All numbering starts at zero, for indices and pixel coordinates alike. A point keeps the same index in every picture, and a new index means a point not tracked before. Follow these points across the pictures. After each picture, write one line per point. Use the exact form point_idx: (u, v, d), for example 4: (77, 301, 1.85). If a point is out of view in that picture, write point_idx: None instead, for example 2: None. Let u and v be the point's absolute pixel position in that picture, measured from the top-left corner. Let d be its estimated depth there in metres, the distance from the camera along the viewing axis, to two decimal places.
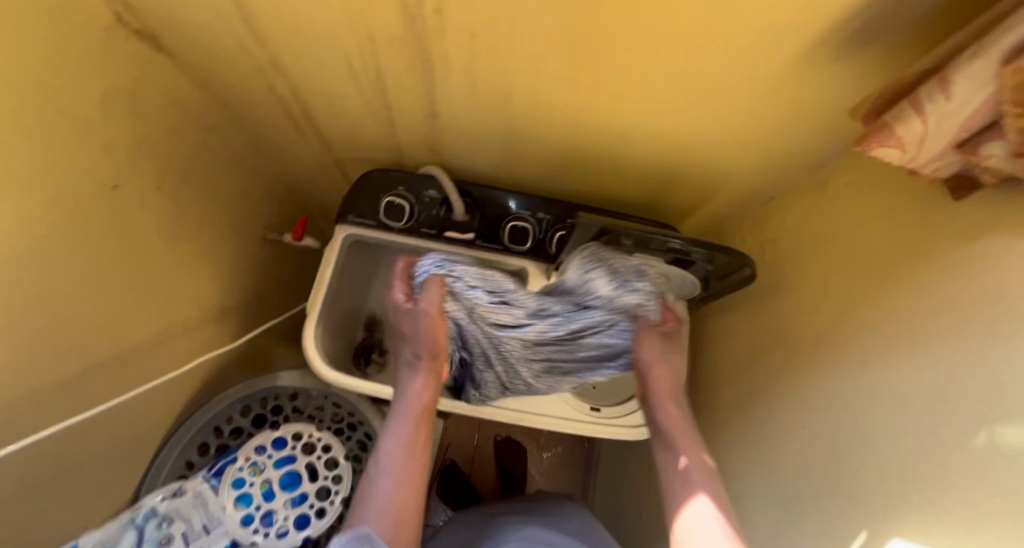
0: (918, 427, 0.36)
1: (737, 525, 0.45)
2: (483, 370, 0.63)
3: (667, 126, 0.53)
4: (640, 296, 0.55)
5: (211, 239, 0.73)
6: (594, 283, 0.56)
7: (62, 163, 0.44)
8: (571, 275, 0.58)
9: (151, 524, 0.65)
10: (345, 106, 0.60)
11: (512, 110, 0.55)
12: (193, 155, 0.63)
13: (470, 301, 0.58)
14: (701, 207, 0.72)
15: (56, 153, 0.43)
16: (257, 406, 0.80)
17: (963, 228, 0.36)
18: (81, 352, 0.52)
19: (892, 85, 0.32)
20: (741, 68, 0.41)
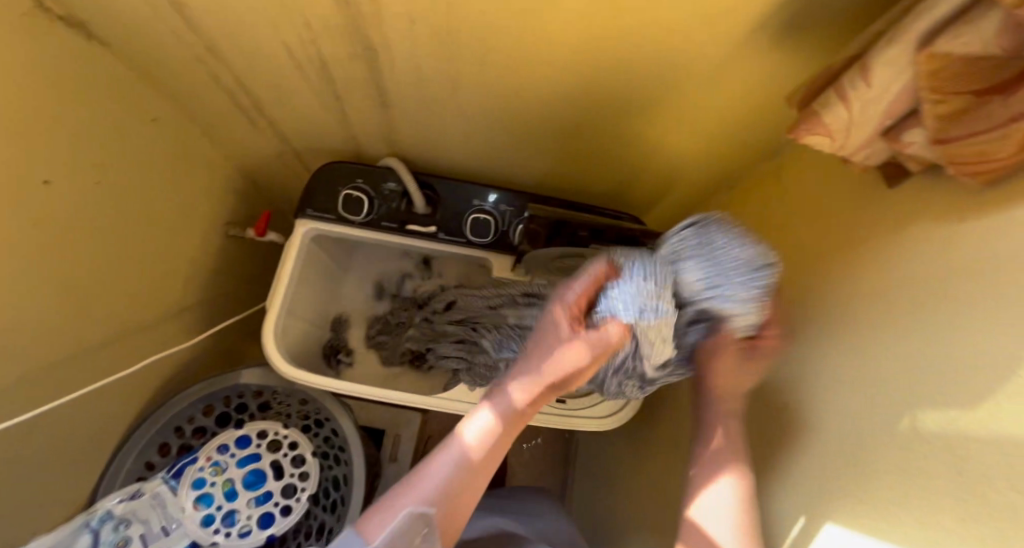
0: (851, 414, 0.37)
1: (757, 521, 0.43)
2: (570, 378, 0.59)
3: (620, 115, 0.52)
4: (753, 312, 0.43)
5: (166, 235, 0.71)
6: (682, 273, 0.45)
7: None
8: (659, 257, 0.47)
9: (107, 526, 0.63)
10: (295, 96, 0.58)
11: (464, 99, 0.54)
12: (139, 148, 0.61)
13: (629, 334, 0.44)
14: (664, 197, 0.72)
15: None
16: (220, 404, 0.79)
17: (896, 215, 0.36)
18: (21, 355, 0.50)
19: (821, 72, 0.32)
20: (683, 54, 0.40)
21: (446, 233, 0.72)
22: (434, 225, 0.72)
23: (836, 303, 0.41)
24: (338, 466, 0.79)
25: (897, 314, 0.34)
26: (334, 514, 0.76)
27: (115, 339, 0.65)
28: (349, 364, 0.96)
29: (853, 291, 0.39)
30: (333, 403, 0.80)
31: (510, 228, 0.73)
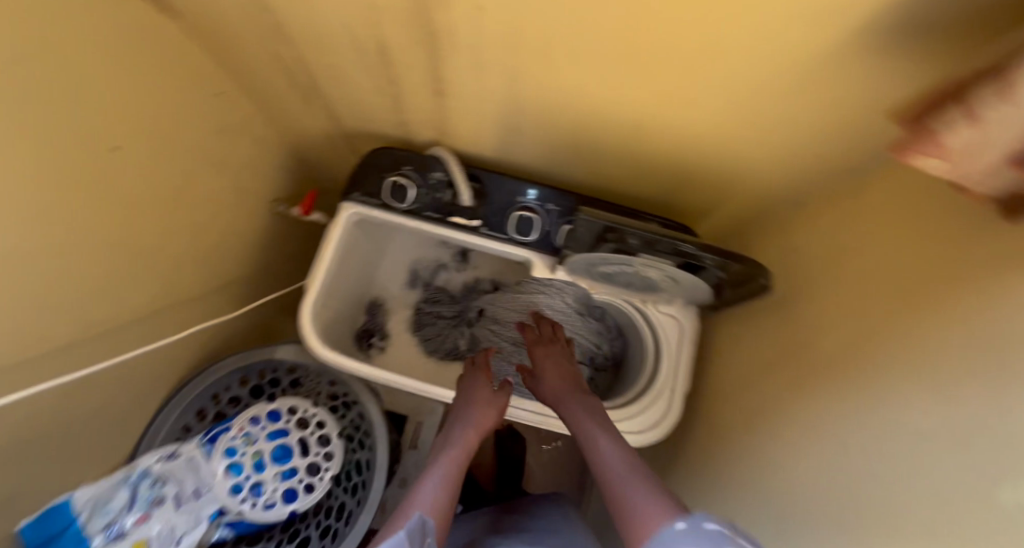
0: (933, 475, 0.33)
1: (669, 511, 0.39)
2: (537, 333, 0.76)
3: (686, 119, 0.49)
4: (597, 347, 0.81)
5: (219, 208, 0.73)
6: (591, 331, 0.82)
7: (62, 124, 0.43)
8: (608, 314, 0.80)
9: (145, 483, 0.66)
10: (353, 80, 0.58)
11: (522, 91, 0.52)
12: (201, 123, 0.63)
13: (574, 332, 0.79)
14: (719, 208, 0.68)
15: (55, 113, 0.42)
16: (254, 377, 0.82)
17: (1005, 254, 0.32)
18: (78, 314, 0.52)
19: (942, 86, 0.27)
20: (772, 55, 0.37)
21: (489, 228, 0.72)
22: (477, 219, 0.72)
23: (921, 345, 0.37)
24: (362, 450, 0.81)
25: (1000, 366, 0.30)
26: (354, 497, 0.78)
27: (164, 305, 0.67)
28: (381, 348, 0.99)
29: (940, 333, 0.35)
30: (362, 388, 0.82)
31: (555, 228, 0.70)
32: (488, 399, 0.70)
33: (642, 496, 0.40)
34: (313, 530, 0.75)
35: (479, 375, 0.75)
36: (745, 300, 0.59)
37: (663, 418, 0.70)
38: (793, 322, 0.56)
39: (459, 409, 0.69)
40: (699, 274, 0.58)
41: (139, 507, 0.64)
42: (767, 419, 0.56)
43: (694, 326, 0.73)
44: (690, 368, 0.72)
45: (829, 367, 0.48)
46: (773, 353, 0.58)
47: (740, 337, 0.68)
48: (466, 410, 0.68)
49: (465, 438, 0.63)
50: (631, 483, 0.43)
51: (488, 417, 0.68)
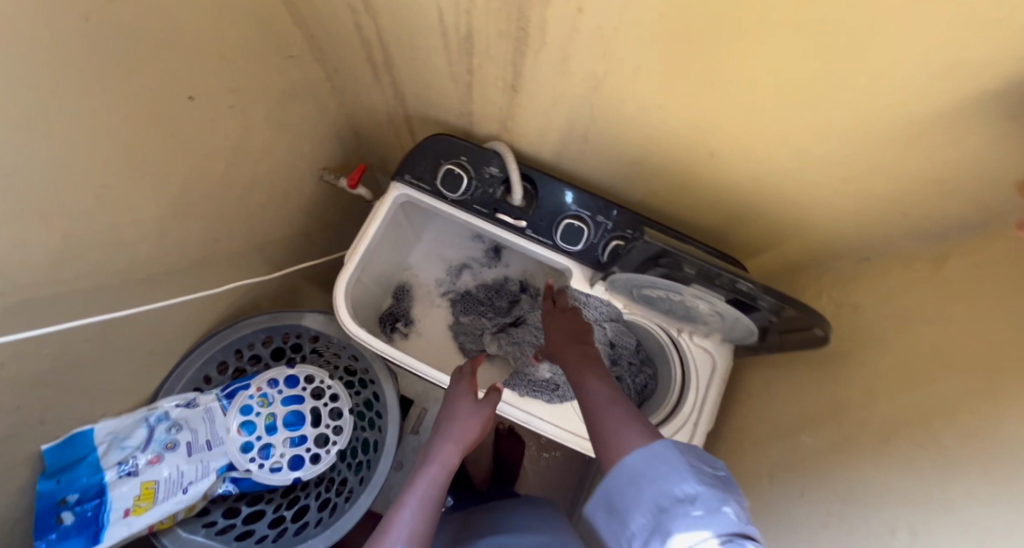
0: None
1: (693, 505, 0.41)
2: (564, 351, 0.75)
3: (768, 152, 0.47)
4: (695, 346, 0.71)
5: (272, 169, 0.73)
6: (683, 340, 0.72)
7: (144, 66, 0.44)
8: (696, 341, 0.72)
9: (162, 426, 0.66)
10: (427, 62, 0.57)
11: (601, 99, 0.50)
12: (271, 83, 0.63)
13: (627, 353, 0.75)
14: (774, 249, 0.66)
15: (140, 54, 0.43)
16: (278, 338, 0.82)
17: None
18: (125, 253, 0.53)
19: None
20: (892, 98, 0.34)
21: (534, 232, 0.71)
22: (524, 220, 0.71)
23: (991, 434, 0.34)
24: (372, 430, 0.80)
25: None
26: (357, 475, 0.78)
27: (207, 256, 0.68)
28: (403, 333, 0.98)
29: (1020, 424, 0.32)
30: (381, 369, 0.80)
31: (602, 242, 0.69)
32: (470, 412, 0.67)
33: (635, 441, 0.44)
34: (311, 500, 0.76)
35: (463, 384, 0.70)
36: (791, 348, 0.57)
37: None
38: (840, 380, 0.53)
39: (442, 420, 0.67)
40: (749, 314, 0.56)
41: (153, 448, 0.65)
42: (795, 476, 0.53)
43: (727, 362, 0.71)
44: (717, 404, 0.69)
45: (879, 436, 0.45)
46: (812, 409, 0.55)
47: (776, 385, 0.65)
48: (447, 423, 0.65)
49: (445, 451, 0.62)
50: (613, 434, 0.46)
51: (469, 430, 0.65)
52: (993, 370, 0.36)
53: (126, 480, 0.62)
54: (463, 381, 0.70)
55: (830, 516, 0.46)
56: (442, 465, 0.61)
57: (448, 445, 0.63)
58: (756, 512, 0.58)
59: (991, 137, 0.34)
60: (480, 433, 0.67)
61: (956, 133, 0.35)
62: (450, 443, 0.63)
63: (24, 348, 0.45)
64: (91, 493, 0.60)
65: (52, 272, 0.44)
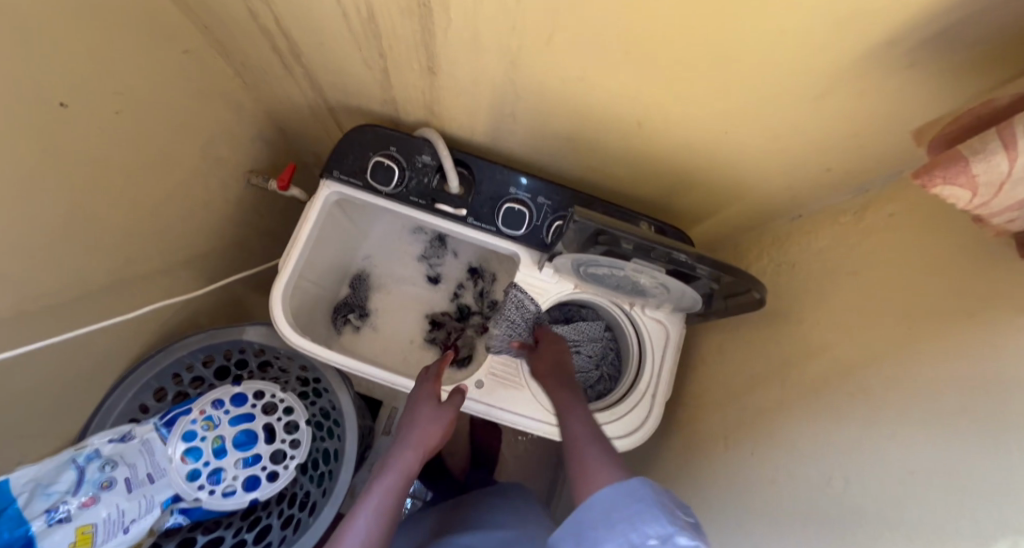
0: (928, 526, 0.31)
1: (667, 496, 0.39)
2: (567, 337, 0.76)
3: (688, 118, 0.47)
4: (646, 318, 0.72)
5: (185, 178, 0.67)
6: (635, 313, 0.72)
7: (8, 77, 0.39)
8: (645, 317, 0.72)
9: (93, 465, 0.60)
10: (337, 48, 0.53)
11: (521, 76, 0.48)
12: (168, 81, 0.57)
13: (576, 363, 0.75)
14: (713, 214, 0.66)
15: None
16: (220, 356, 0.78)
17: (1003, 287, 0.30)
18: (15, 286, 0.47)
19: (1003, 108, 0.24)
20: (789, 56, 0.34)
21: (476, 219, 0.68)
22: (465, 208, 0.68)
23: (912, 378, 0.35)
24: (332, 439, 0.79)
25: (1006, 413, 0.28)
26: (320, 487, 0.76)
27: (118, 277, 0.62)
28: (355, 327, 0.99)
29: (935, 366, 0.34)
30: (334, 375, 0.79)
31: (545, 223, 0.68)
32: (432, 416, 0.65)
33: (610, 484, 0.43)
34: (274, 519, 0.73)
35: (427, 386, 0.68)
36: (736, 311, 0.58)
37: (643, 423, 0.69)
38: (780, 337, 0.55)
39: (403, 426, 0.65)
40: (691, 283, 0.56)
41: (86, 490, 0.58)
42: (745, 435, 0.55)
43: (679, 332, 0.72)
44: (672, 376, 0.70)
45: (816, 388, 0.46)
46: (757, 369, 0.57)
47: (724, 348, 0.66)
48: (407, 429, 0.64)
49: (403, 457, 0.62)
50: (592, 465, 0.48)
51: (431, 435, 0.64)
52: (909, 316, 0.37)
53: (58, 528, 0.54)
54: (427, 383, 0.68)
55: (774, 471, 0.48)
56: (403, 470, 0.61)
57: (407, 451, 0.63)
58: (712, 473, 0.58)
59: (892, 86, 0.34)
60: (440, 439, 0.65)
61: (861, 84, 0.35)
62: (409, 452, 0.62)
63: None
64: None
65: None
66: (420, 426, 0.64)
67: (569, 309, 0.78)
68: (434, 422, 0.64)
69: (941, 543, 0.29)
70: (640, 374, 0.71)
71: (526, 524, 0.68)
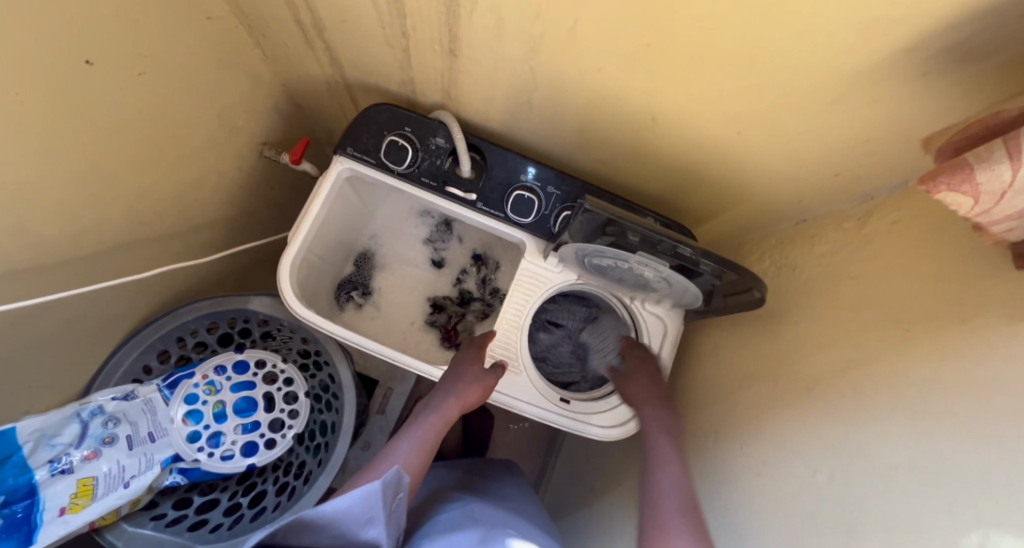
0: (907, 521, 0.32)
1: None
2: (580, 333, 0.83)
3: (703, 117, 0.47)
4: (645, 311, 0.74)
5: (200, 145, 0.68)
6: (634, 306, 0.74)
7: (42, 30, 0.39)
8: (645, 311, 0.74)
9: (97, 420, 0.62)
10: (361, 25, 0.54)
11: (541, 65, 0.49)
12: (191, 47, 0.58)
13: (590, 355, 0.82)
14: (719, 214, 0.67)
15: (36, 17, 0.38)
16: (224, 324, 0.79)
17: (997, 296, 0.31)
18: (33, 239, 0.48)
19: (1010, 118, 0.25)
20: (805, 60, 0.35)
21: (485, 204, 0.69)
22: (475, 193, 0.69)
23: (902, 381, 0.37)
24: (329, 412, 0.79)
25: (993, 417, 0.29)
26: (315, 457, 0.76)
27: (131, 238, 0.63)
28: (358, 305, 1.00)
29: (925, 369, 0.35)
30: (335, 349, 0.78)
31: (553, 213, 0.68)
32: (476, 376, 0.68)
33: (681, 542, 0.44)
34: (269, 486, 0.74)
35: (471, 349, 0.72)
36: (734, 309, 0.59)
37: (636, 413, 0.71)
38: (776, 337, 0.56)
39: (447, 378, 0.68)
40: (693, 279, 0.57)
41: (89, 444, 0.61)
42: (734, 430, 0.56)
43: (677, 328, 0.74)
44: (668, 369, 0.72)
45: (808, 388, 0.47)
46: (752, 369, 0.58)
47: (721, 347, 0.67)
48: (452, 380, 0.67)
49: (446, 403, 0.65)
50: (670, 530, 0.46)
51: (473, 391, 0.66)
52: (903, 320, 0.39)
53: (61, 478, 0.58)
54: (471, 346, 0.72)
55: (761, 466, 0.49)
56: (441, 418, 0.64)
57: (450, 400, 0.65)
58: (701, 465, 0.60)
59: (906, 95, 0.35)
60: (482, 397, 0.67)
61: (875, 92, 0.36)
62: (450, 399, 0.65)
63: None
64: (19, 494, 0.54)
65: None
66: (464, 382, 0.67)
67: (585, 311, 0.83)
68: (478, 382, 0.67)
69: (918, 537, 0.31)
70: (636, 363, 0.74)
71: (515, 499, 0.69)
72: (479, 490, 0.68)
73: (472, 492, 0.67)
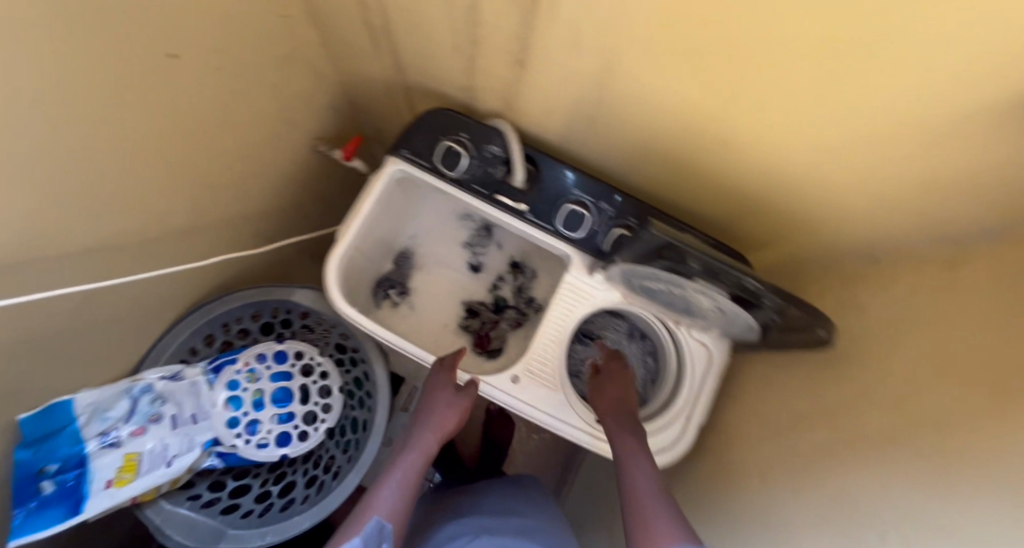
0: None
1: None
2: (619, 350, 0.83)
3: (781, 144, 0.45)
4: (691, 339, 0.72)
5: (261, 138, 0.70)
6: (678, 332, 0.73)
7: (130, 21, 0.40)
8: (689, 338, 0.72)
9: (146, 398, 0.64)
10: (429, 30, 0.54)
11: (612, 80, 0.47)
12: (262, 43, 0.59)
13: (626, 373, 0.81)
14: (779, 244, 0.64)
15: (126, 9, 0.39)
16: (267, 313, 0.81)
17: None
18: (102, 222, 0.50)
19: None
20: (915, 93, 0.32)
21: (534, 216, 0.68)
22: (525, 203, 0.68)
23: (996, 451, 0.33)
24: (361, 409, 0.80)
25: None
26: (345, 453, 0.77)
27: (190, 225, 0.65)
28: (394, 303, 1.01)
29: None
30: (372, 348, 0.79)
31: (604, 230, 0.67)
32: (450, 402, 0.68)
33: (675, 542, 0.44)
34: (298, 477, 0.75)
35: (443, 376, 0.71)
36: (792, 348, 0.56)
37: (674, 443, 0.68)
38: (837, 381, 0.52)
39: (422, 410, 0.69)
40: (752, 312, 0.53)
41: (136, 420, 0.63)
42: (782, 476, 0.53)
43: (723, 358, 0.71)
44: (710, 400, 0.70)
45: (875, 442, 0.44)
46: (805, 412, 0.54)
47: (770, 383, 0.64)
48: (427, 412, 0.68)
49: (423, 439, 0.66)
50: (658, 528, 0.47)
51: (448, 420, 0.68)
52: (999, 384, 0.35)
53: (109, 451, 0.60)
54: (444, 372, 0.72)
55: (814, 520, 0.46)
56: (421, 454, 0.64)
57: (426, 435, 0.66)
58: (742, 508, 0.57)
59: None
60: (458, 424, 0.69)
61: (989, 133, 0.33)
62: (427, 434, 0.66)
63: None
64: (71, 463, 0.57)
65: (15, 239, 0.40)
66: (433, 412, 0.68)
67: (651, 343, 0.82)
68: (456, 409, 0.68)
69: None
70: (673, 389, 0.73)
71: (535, 517, 0.69)
72: (491, 512, 0.69)
73: (481, 517, 0.67)
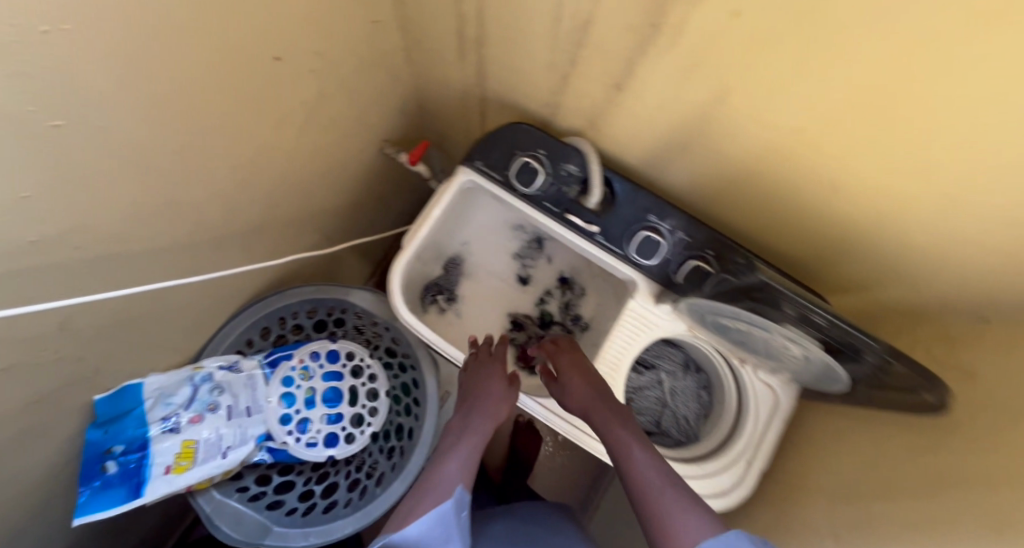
0: None
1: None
2: (672, 381, 0.80)
3: (903, 193, 0.42)
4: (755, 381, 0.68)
5: (337, 139, 0.70)
6: (741, 372, 0.70)
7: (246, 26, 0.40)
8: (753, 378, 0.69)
9: (205, 387, 0.65)
10: (526, 46, 0.53)
11: (720, 111, 0.45)
12: (354, 48, 0.59)
13: (679, 406, 0.79)
14: (866, 291, 0.60)
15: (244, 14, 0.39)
16: (322, 311, 0.80)
17: None
18: (187, 215, 0.51)
19: None
20: None
21: (605, 238, 0.67)
22: (597, 224, 0.67)
23: None
24: (407, 416, 0.79)
25: None
26: (389, 460, 0.77)
27: (263, 221, 0.66)
28: (441, 308, 1.01)
29: None
30: (424, 356, 0.79)
31: (677, 259, 0.64)
32: (503, 394, 0.71)
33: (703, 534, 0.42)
34: (342, 479, 0.75)
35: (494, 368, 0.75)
36: (879, 407, 0.52)
37: (731, 489, 0.65)
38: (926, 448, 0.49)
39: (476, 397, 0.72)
40: (845, 366, 0.49)
41: (195, 408, 0.65)
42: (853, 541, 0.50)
43: (790, 404, 0.67)
44: (772, 446, 0.66)
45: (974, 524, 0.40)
46: (884, 475, 0.51)
47: (840, 437, 0.60)
48: (481, 399, 0.70)
49: (482, 423, 0.67)
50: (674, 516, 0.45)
51: (501, 408, 0.70)
52: None
53: (168, 436, 0.62)
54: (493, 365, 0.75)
55: None
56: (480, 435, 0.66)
57: (485, 420, 0.68)
58: None
59: None
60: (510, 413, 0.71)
61: None
62: (487, 418, 0.68)
63: (70, 295, 0.42)
64: (135, 446, 0.59)
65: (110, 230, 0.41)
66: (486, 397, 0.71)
67: (706, 376, 0.79)
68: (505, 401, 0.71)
69: None
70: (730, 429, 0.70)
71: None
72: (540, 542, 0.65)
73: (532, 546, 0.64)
